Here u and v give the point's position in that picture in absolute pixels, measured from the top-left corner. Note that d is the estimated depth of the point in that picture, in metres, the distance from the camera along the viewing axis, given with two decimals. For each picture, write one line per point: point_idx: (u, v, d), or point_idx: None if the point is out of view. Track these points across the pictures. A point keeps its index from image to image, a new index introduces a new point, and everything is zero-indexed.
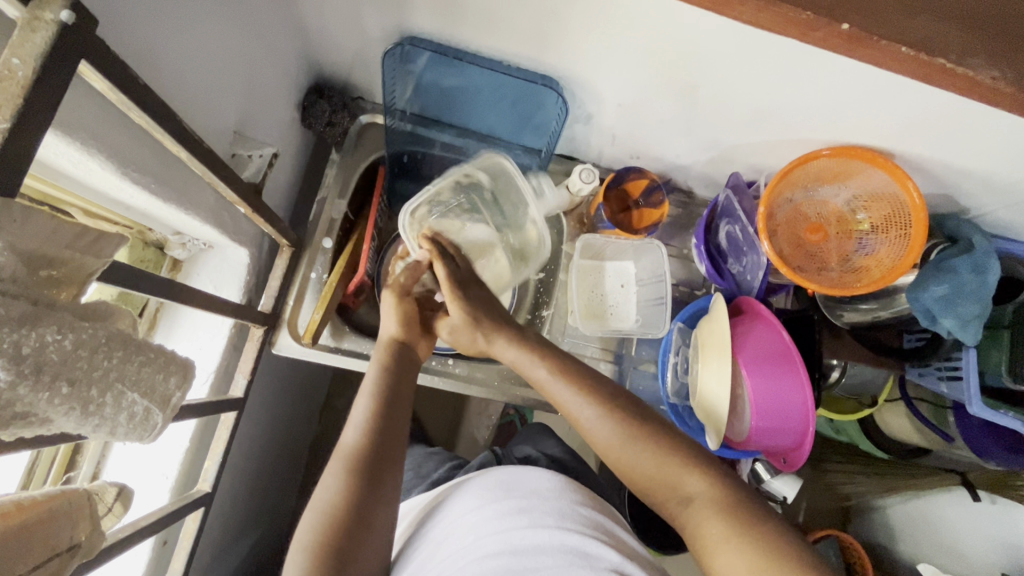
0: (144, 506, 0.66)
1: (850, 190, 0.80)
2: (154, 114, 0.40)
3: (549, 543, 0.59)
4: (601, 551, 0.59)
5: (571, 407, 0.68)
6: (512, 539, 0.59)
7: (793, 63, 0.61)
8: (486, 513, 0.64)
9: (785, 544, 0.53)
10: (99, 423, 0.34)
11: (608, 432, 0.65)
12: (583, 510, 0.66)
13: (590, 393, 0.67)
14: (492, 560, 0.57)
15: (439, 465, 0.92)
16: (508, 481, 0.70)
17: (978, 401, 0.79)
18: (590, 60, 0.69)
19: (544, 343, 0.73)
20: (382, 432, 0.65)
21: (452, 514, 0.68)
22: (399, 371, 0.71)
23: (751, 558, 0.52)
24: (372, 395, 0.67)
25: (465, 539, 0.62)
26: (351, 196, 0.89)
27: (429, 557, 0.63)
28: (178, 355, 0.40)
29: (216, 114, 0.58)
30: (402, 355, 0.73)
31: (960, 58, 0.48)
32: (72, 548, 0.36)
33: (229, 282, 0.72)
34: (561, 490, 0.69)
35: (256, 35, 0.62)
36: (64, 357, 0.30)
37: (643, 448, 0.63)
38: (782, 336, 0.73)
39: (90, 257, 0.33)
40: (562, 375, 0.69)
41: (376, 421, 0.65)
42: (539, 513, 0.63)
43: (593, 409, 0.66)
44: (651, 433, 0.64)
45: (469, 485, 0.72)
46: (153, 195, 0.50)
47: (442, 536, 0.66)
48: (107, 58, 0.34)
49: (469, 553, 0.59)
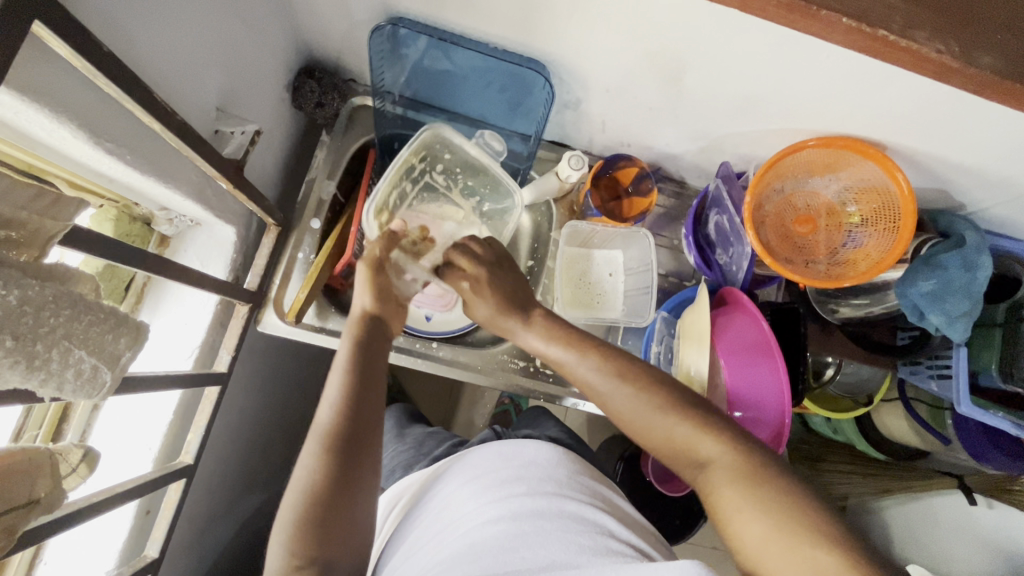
0: (127, 474, 0.68)
1: (840, 182, 0.79)
2: (121, 83, 0.40)
3: (548, 510, 0.59)
4: (598, 518, 0.60)
5: (588, 380, 0.67)
6: (510, 506, 0.59)
7: (778, 47, 0.60)
8: (484, 483, 0.64)
9: (799, 511, 0.51)
10: (46, 379, 0.34)
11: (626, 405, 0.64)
12: (580, 479, 0.66)
13: (599, 357, 0.67)
14: (490, 527, 0.57)
15: (439, 444, 0.92)
16: (505, 451, 0.69)
17: (966, 400, 0.78)
18: (575, 44, 0.69)
19: (558, 321, 0.72)
20: (359, 403, 0.62)
21: (452, 481, 0.68)
22: (371, 342, 0.68)
23: (769, 525, 0.51)
24: (344, 364, 0.64)
25: (466, 505, 0.62)
26: (341, 178, 0.89)
27: (429, 523, 0.64)
28: (130, 317, 0.40)
29: (195, 89, 0.59)
30: (378, 326, 0.69)
31: (929, 41, 0.47)
32: (30, 502, 0.37)
33: (215, 259, 0.74)
34: (560, 460, 0.68)
35: (239, 13, 0.63)
36: (9, 312, 0.31)
37: (658, 410, 0.62)
38: (761, 326, 0.71)
39: (50, 220, 0.34)
40: (581, 350, 0.68)
41: (348, 393, 0.62)
42: (537, 482, 0.63)
43: (609, 380, 0.65)
44: (671, 403, 0.62)
45: (469, 455, 0.72)
46: (129, 167, 0.51)
47: (441, 505, 0.66)
48: (64, 25, 0.34)
49: (470, 519, 0.60)
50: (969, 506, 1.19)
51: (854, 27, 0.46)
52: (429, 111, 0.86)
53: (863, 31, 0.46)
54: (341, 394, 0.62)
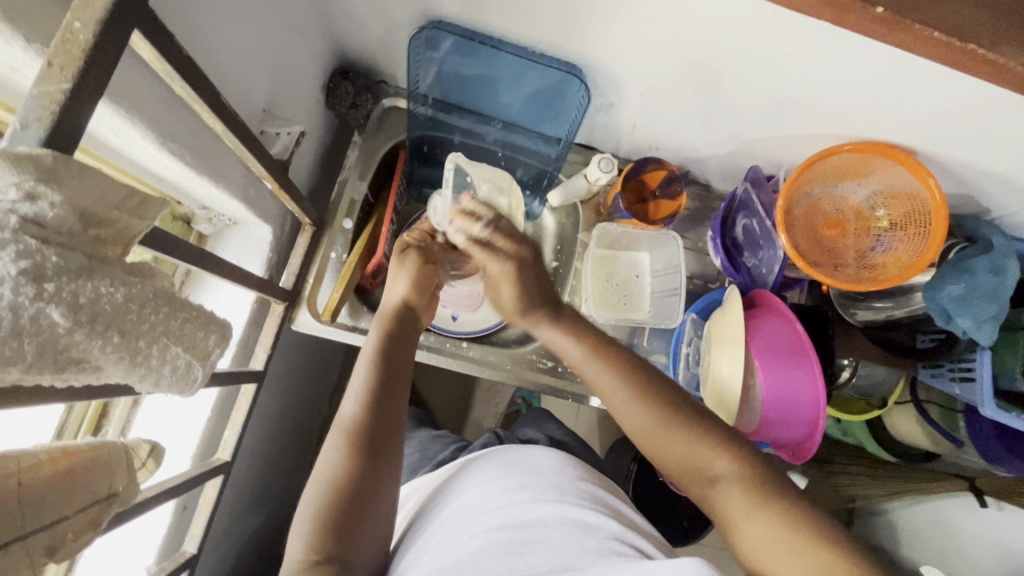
0: (166, 470, 0.68)
1: (869, 186, 0.80)
2: (194, 85, 0.41)
3: (552, 517, 0.58)
4: (602, 521, 0.58)
5: (603, 387, 0.65)
6: (514, 513, 0.58)
7: (820, 55, 0.61)
8: (490, 490, 0.63)
9: (814, 529, 0.50)
10: (145, 373, 0.35)
11: (636, 413, 0.63)
12: (583, 485, 0.65)
13: (629, 376, 0.64)
14: (493, 533, 0.56)
15: (445, 446, 0.90)
16: (508, 459, 0.69)
17: (990, 403, 0.79)
18: (613, 49, 0.70)
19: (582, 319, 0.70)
20: (384, 405, 0.62)
21: (457, 492, 0.67)
22: (399, 340, 0.67)
23: (778, 538, 0.51)
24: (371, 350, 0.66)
25: (470, 513, 0.61)
26: (371, 178, 0.90)
27: (433, 530, 0.62)
28: (217, 315, 0.41)
29: (245, 90, 0.60)
30: (408, 317, 0.70)
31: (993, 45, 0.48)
32: (111, 496, 0.37)
33: (252, 257, 0.74)
34: (562, 466, 0.67)
35: (286, 15, 0.64)
36: (116, 308, 0.31)
37: (660, 419, 0.61)
38: (796, 329, 0.73)
39: (137, 219, 0.34)
40: (596, 354, 0.66)
41: (373, 404, 0.61)
42: (540, 488, 0.62)
43: (623, 388, 0.64)
44: (700, 424, 0.60)
45: (473, 465, 0.71)
46: (187, 168, 0.52)
47: (446, 513, 0.64)
48: (156, 28, 0.35)
49: (474, 525, 0.58)
50: (980, 509, 1.19)
51: (920, 30, 0.46)
52: (459, 112, 0.86)
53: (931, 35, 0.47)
54: (363, 398, 0.62)
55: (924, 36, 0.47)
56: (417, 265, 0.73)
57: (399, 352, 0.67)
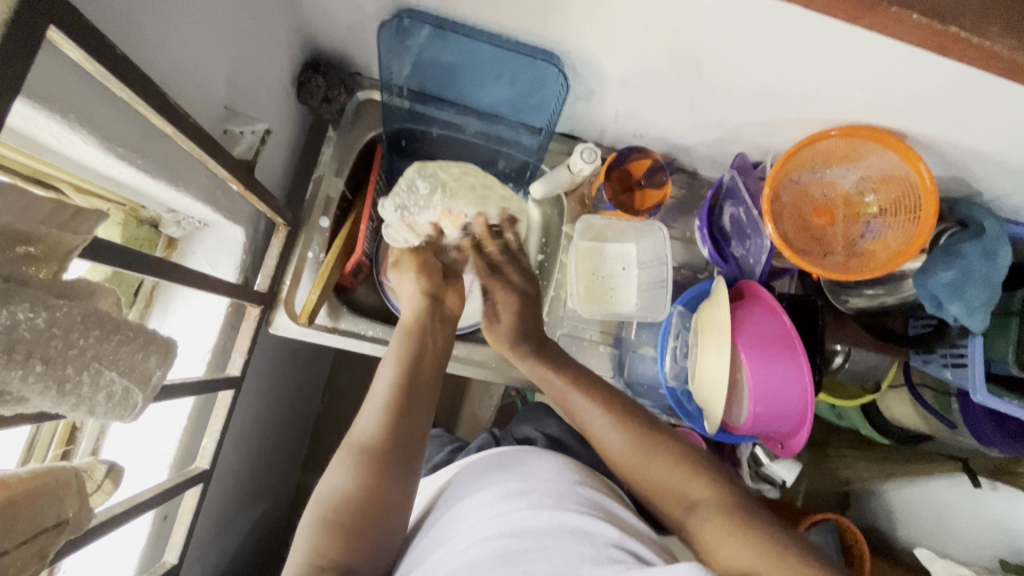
0: (143, 481, 0.67)
1: (858, 172, 0.78)
2: (134, 86, 0.39)
3: (549, 524, 0.56)
4: (599, 527, 0.57)
5: (584, 415, 0.70)
6: (511, 521, 0.57)
7: (802, 37, 0.58)
8: (487, 496, 0.62)
9: (782, 542, 0.56)
10: (77, 402, 0.33)
11: (619, 442, 0.67)
12: (581, 490, 0.64)
13: (610, 410, 0.69)
14: (490, 543, 0.54)
15: (440, 448, 0.89)
16: (507, 462, 0.67)
17: (982, 388, 0.77)
18: (590, 35, 0.67)
19: (559, 355, 0.74)
20: (404, 416, 0.62)
21: (455, 498, 0.66)
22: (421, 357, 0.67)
23: (750, 554, 0.56)
24: (393, 360, 0.66)
25: (467, 521, 0.60)
26: (348, 174, 0.87)
27: (432, 540, 0.61)
28: (160, 334, 0.39)
29: (203, 88, 0.57)
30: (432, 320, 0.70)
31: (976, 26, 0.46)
32: (60, 523, 0.36)
33: (225, 260, 0.72)
34: (560, 469, 0.66)
35: (246, 8, 0.61)
36: (38, 335, 0.30)
37: (645, 443, 0.66)
38: (782, 319, 0.72)
39: (68, 233, 0.32)
40: (582, 386, 0.71)
41: (393, 415, 0.62)
42: (538, 494, 0.61)
43: (607, 420, 0.68)
44: (679, 453, 0.65)
45: (472, 469, 0.69)
46: (141, 171, 0.50)
47: (444, 521, 0.63)
48: (80, 27, 0.33)
49: (472, 535, 0.57)
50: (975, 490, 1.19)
51: (900, 12, 0.44)
52: (437, 104, 0.83)
53: (907, 17, 0.45)
54: (383, 409, 0.62)
55: (902, 18, 0.44)
56: (419, 265, 0.73)
57: (419, 361, 0.67)
